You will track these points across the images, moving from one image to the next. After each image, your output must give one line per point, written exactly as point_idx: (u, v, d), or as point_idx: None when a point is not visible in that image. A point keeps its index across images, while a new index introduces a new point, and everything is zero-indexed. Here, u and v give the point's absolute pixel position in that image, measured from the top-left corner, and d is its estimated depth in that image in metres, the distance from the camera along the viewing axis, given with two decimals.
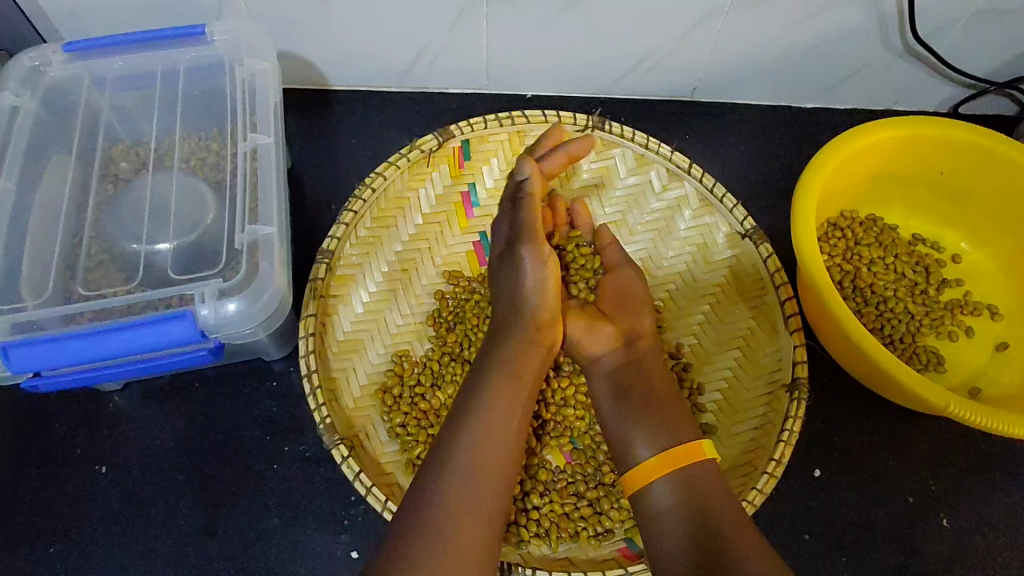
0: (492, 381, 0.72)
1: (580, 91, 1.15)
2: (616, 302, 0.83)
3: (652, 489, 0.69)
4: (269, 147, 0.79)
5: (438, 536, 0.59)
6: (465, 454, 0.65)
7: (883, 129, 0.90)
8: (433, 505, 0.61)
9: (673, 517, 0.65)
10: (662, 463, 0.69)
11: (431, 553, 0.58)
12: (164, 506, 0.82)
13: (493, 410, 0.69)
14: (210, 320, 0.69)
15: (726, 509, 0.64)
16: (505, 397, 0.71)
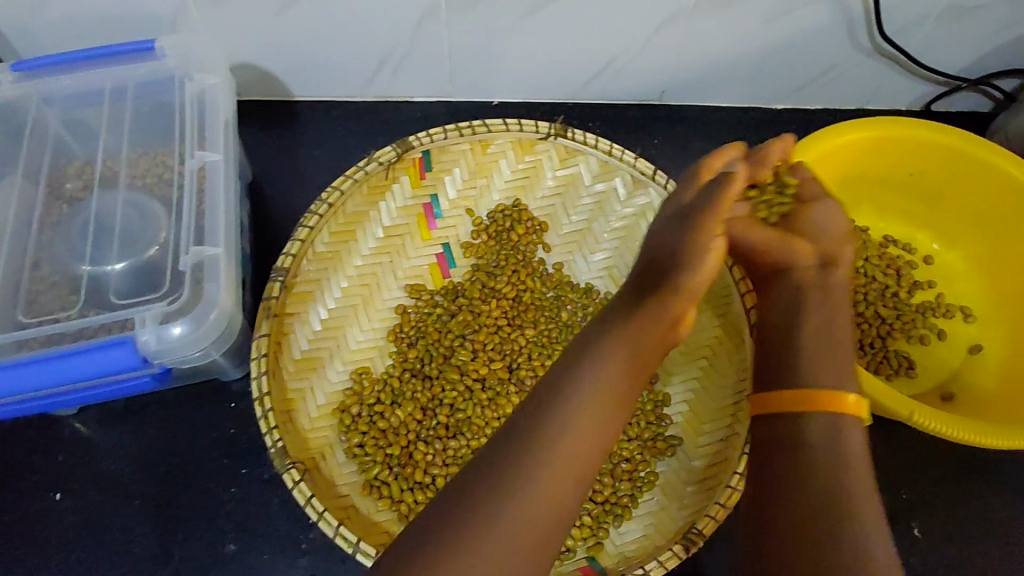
0: (611, 341, 0.62)
1: (548, 96, 1.13)
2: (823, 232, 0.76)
3: (800, 425, 0.66)
4: (217, 164, 0.78)
5: (517, 504, 0.55)
6: (567, 423, 0.58)
7: (850, 130, 0.89)
8: (519, 478, 0.55)
9: (794, 459, 0.65)
10: (796, 402, 0.67)
11: (504, 516, 0.54)
12: (120, 532, 0.80)
13: (604, 375, 0.60)
14: (152, 345, 0.68)
15: (863, 478, 0.63)
16: (623, 359, 0.61)
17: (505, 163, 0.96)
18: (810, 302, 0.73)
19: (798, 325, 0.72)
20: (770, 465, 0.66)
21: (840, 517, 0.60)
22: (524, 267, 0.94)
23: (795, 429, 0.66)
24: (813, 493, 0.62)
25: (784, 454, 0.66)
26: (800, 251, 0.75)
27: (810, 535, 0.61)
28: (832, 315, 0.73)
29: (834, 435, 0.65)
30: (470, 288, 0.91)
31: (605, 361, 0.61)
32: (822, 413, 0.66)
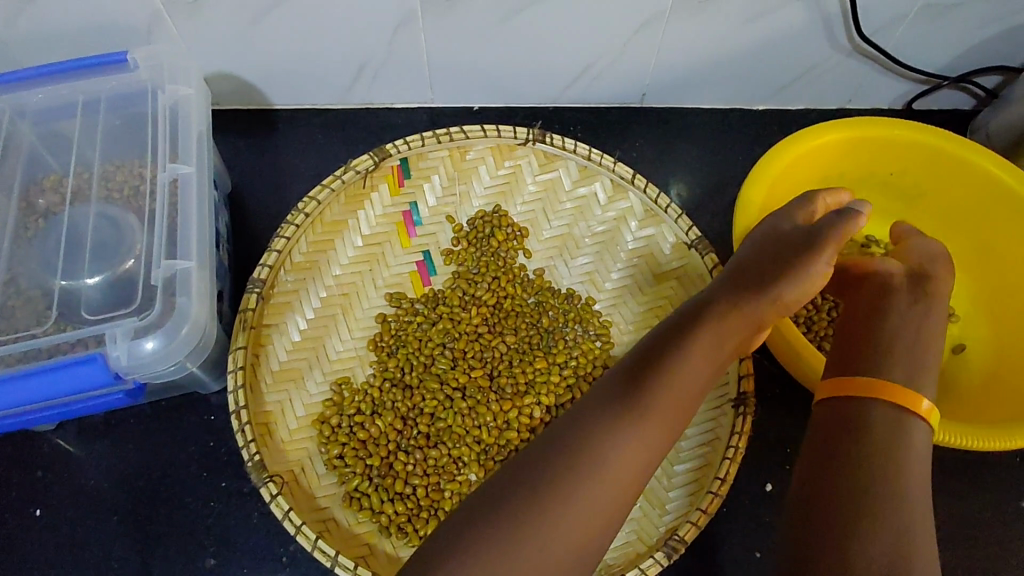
0: (693, 342, 0.65)
1: (528, 101, 1.13)
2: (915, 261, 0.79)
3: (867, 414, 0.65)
4: (190, 177, 0.77)
5: (591, 487, 0.57)
6: (640, 414, 0.61)
7: (826, 133, 0.90)
8: (597, 464, 0.58)
9: (851, 434, 0.64)
10: (870, 388, 0.66)
11: (580, 496, 0.57)
12: (99, 547, 0.79)
13: (685, 372, 0.63)
14: (123, 360, 0.67)
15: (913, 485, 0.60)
16: (701, 358, 0.65)
17: (485, 169, 0.96)
18: (897, 319, 0.72)
19: (894, 336, 0.71)
20: (837, 443, 0.63)
21: (881, 485, 0.59)
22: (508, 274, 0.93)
23: (862, 408, 0.65)
24: (868, 466, 0.61)
25: (846, 423, 0.65)
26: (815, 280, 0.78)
27: (855, 498, 0.59)
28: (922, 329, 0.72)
29: (898, 425, 0.64)
30: (450, 296, 0.91)
31: (689, 362, 0.64)
32: (891, 405, 0.65)
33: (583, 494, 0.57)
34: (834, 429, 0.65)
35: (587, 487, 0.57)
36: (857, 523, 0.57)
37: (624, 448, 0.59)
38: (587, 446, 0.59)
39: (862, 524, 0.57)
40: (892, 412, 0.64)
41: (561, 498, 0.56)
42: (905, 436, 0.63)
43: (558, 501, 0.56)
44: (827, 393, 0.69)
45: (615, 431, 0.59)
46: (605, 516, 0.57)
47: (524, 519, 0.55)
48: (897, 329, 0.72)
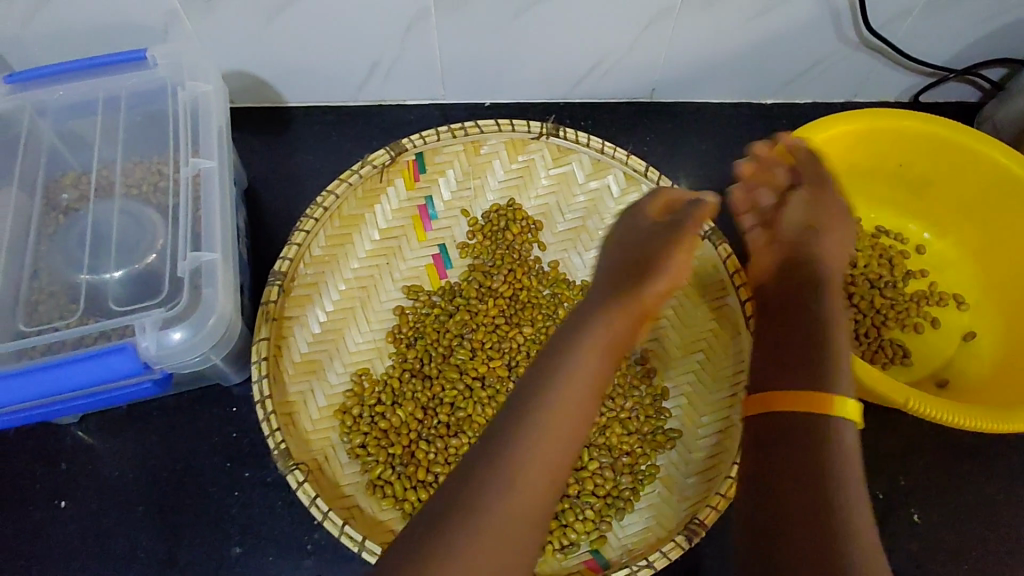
0: (588, 326, 0.61)
1: (538, 97, 1.14)
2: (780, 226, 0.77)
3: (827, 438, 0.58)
4: (211, 171, 0.78)
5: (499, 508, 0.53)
6: (546, 413, 0.56)
7: (839, 123, 0.90)
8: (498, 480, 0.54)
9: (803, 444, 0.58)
10: (802, 404, 0.60)
11: (481, 515, 0.53)
12: (124, 538, 0.80)
13: (580, 369, 0.58)
14: (152, 351, 0.68)
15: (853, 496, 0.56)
16: (596, 350, 0.60)
17: (498, 163, 0.97)
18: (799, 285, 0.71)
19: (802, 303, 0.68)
20: (772, 448, 0.60)
21: (836, 512, 0.54)
22: (524, 268, 0.94)
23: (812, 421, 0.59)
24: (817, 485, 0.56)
25: (779, 436, 0.60)
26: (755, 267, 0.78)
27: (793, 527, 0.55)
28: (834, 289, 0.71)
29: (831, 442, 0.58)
30: (466, 289, 0.92)
31: (581, 355, 0.59)
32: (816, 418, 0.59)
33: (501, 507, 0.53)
34: (781, 441, 0.59)
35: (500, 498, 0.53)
36: (825, 561, 0.52)
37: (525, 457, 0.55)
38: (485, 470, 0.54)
39: (833, 566, 0.51)
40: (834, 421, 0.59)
41: (475, 522, 0.52)
42: (830, 433, 0.59)
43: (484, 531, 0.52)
44: (756, 410, 0.63)
45: (510, 443, 0.55)
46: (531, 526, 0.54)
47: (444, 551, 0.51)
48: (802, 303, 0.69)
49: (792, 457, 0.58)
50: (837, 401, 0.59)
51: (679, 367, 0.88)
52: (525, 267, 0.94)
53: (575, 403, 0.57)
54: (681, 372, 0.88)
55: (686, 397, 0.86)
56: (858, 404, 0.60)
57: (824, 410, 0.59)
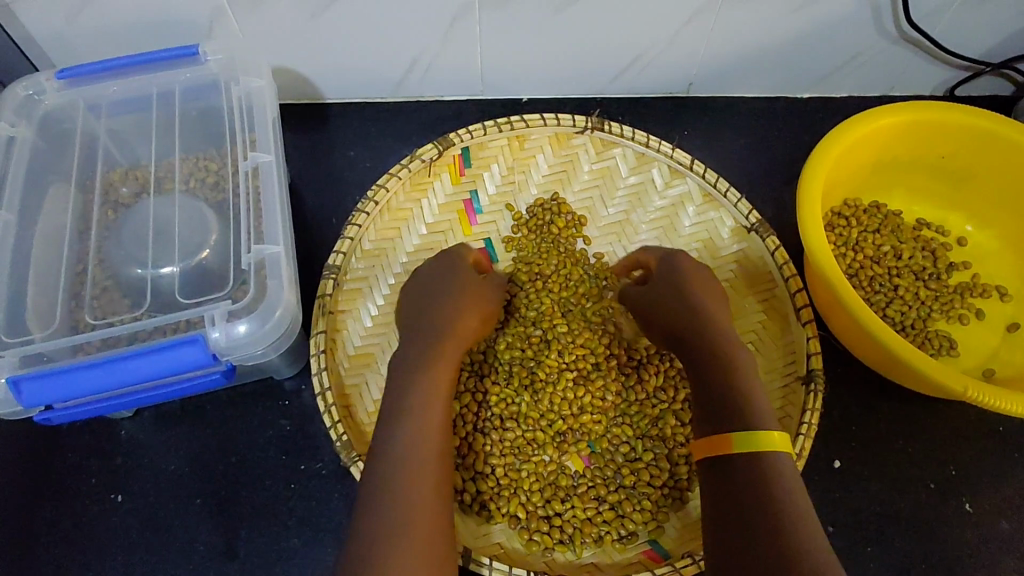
0: (422, 363, 0.72)
1: (576, 92, 1.14)
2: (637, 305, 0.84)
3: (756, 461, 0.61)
4: (270, 164, 0.80)
5: (400, 508, 0.60)
6: (415, 428, 0.66)
7: (884, 116, 0.90)
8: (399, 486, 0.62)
9: (733, 485, 0.61)
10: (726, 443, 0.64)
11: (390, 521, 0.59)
12: (182, 531, 0.81)
13: (427, 387, 0.70)
14: (222, 342, 0.70)
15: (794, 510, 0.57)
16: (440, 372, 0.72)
17: (543, 157, 0.97)
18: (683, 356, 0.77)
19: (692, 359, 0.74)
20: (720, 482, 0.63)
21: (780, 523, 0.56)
22: (579, 261, 0.93)
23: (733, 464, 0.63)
24: (760, 519, 0.57)
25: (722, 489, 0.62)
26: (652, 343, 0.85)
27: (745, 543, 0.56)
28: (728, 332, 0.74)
29: (761, 474, 0.60)
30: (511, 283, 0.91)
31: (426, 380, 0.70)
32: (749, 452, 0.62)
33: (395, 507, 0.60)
34: (720, 496, 0.62)
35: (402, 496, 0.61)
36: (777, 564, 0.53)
37: (412, 462, 0.63)
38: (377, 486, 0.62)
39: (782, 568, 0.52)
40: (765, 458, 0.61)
41: (377, 525, 0.59)
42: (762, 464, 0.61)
43: (395, 535, 0.59)
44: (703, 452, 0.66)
45: (392, 468, 0.63)
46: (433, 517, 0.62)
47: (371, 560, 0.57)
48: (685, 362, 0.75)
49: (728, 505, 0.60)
50: (732, 440, 0.63)
51: None
52: (580, 258, 0.93)
53: (438, 415, 0.69)
54: None
55: None
56: (783, 435, 0.63)
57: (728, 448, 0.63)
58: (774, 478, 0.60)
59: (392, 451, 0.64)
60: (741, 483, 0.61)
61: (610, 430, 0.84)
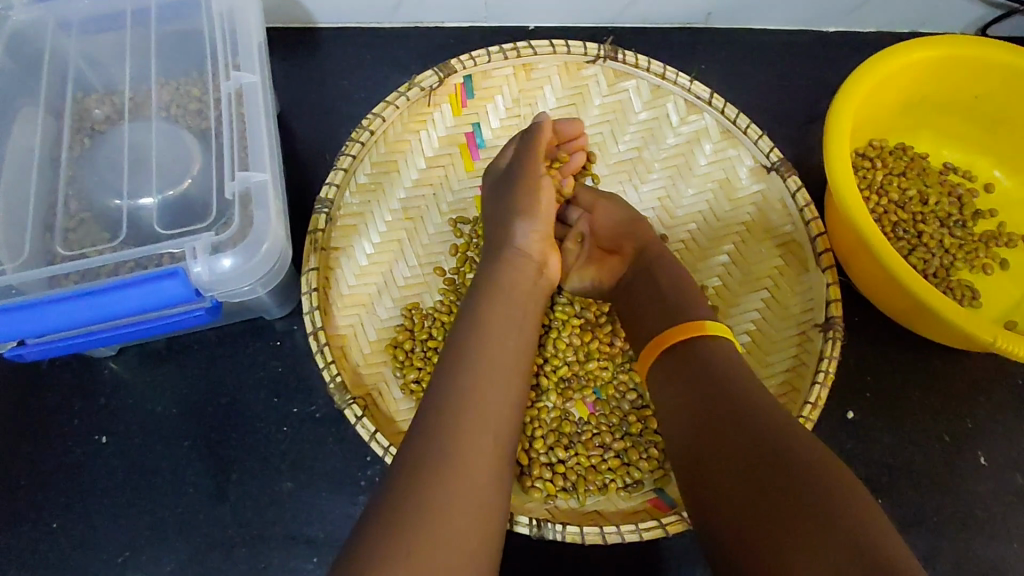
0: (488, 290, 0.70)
1: (586, 21, 1.05)
2: (609, 237, 0.79)
3: (719, 352, 0.63)
4: (255, 86, 0.74)
5: (460, 429, 0.57)
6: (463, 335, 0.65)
7: (920, 49, 0.83)
8: (456, 379, 0.61)
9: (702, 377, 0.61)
10: (689, 335, 0.65)
11: (454, 436, 0.57)
12: (171, 473, 0.78)
13: (490, 312, 0.67)
14: (204, 277, 0.66)
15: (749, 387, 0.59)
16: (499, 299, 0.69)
17: (550, 89, 0.89)
18: (641, 275, 0.74)
19: (648, 283, 0.73)
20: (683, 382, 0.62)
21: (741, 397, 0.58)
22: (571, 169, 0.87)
23: (695, 350, 0.64)
24: (724, 402, 0.58)
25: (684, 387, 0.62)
26: (612, 264, 0.78)
27: (712, 419, 0.57)
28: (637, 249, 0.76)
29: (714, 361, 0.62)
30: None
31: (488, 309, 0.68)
32: (709, 344, 0.64)
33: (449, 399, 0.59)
34: (681, 390, 0.62)
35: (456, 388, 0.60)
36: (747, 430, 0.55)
37: (478, 390, 0.60)
38: (442, 403, 0.59)
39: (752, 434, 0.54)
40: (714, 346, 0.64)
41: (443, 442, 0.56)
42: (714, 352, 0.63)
43: (443, 436, 0.56)
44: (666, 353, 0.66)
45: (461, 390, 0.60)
46: (496, 408, 0.61)
47: (436, 447, 0.56)
48: (640, 292, 0.73)
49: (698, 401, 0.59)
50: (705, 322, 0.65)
51: (741, 305, 0.86)
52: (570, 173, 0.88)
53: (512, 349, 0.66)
54: (744, 310, 0.85)
55: (750, 335, 0.84)
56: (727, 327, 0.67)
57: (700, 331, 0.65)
58: (726, 360, 0.62)
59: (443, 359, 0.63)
60: (706, 371, 0.61)
61: (617, 376, 0.80)
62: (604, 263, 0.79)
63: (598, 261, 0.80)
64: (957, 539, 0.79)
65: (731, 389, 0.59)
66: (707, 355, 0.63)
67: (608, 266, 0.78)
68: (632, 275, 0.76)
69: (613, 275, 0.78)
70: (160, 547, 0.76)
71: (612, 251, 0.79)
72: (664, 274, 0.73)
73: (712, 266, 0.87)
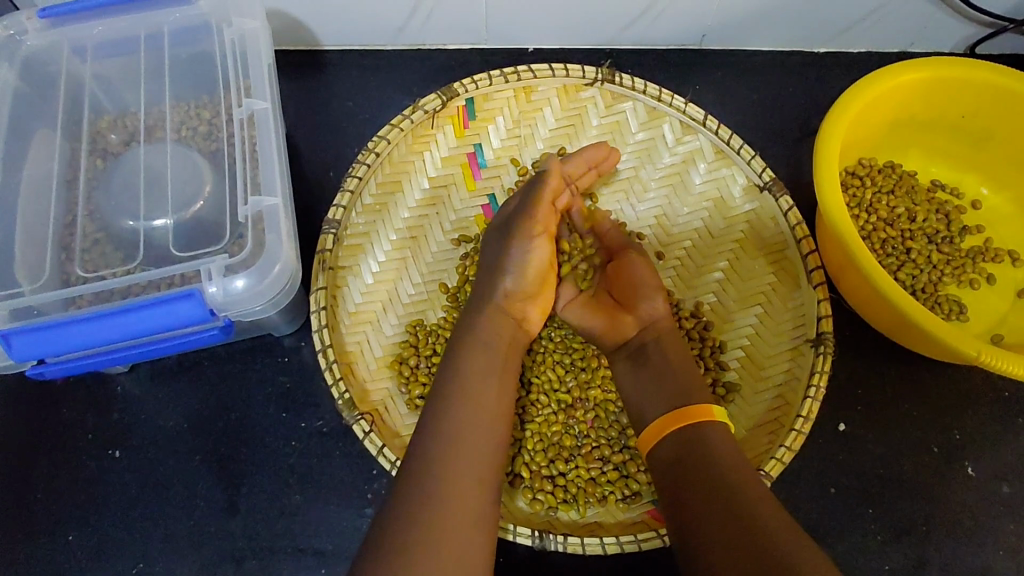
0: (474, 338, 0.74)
1: (584, 42, 1.08)
2: (627, 294, 0.80)
3: (712, 429, 0.67)
4: (265, 112, 0.77)
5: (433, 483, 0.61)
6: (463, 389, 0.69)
7: (908, 71, 0.86)
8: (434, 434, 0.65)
9: (697, 459, 0.64)
10: (697, 415, 0.68)
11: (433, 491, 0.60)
12: (182, 487, 0.80)
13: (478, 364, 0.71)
14: (219, 297, 0.69)
15: (742, 475, 0.61)
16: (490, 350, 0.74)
17: (550, 110, 0.92)
18: (649, 349, 0.76)
19: (660, 358, 0.75)
20: (679, 462, 0.65)
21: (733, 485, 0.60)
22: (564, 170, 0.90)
23: (697, 430, 0.67)
24: (715, 485, 0.61)
25: (679, 466, 0.65)
26: (623, 323, 0.79)
27: (704, 499, 0.60)
28: (642, 321, 0.78)
29: (706, 442, 0.65)
30: None
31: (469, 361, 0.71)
32: (712, 423, 0.67)
33: (434, 480, 0.61)
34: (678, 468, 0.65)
35: (444, 441, 0.64)
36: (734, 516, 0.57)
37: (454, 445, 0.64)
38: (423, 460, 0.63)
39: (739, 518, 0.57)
40: (712, 427, 0.67)
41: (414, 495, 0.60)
42: (705, 434, 0.66)
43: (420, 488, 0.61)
44: (671, 425, 0.68)
45: (438, 444, 0.64)
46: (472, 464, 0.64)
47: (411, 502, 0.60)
48: (651, 364, 0.75)
49: (691, 475, 0.63)
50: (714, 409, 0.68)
51: (735, 321, 0.88)
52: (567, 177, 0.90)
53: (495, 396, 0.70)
54: (739, 326, 0.88)
55: (744, 350, 0.87)
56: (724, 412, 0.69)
57: (710, 416, 0.68)
58: (721, 444, 0.65)
59: (442, 427, 0.65)
60: (706, 453, 0.64)
61: (618, 392, 0.82)
62: (615, 320, 0.79)
63: (602, 309, 0.81)
64: (946, 547, 0.81)
65: (724, 475, 0.61)
66: (708, 434, 0.66)
67: (616, 321, 0.79)
68: (640, 342, 0.78)
69: (614, 333, 0.79)
70: (172, 559, 0.78)
71: (622, 307, 0.80)
72: (674, 352, 0.76)
73: (708, 283, 0.90)
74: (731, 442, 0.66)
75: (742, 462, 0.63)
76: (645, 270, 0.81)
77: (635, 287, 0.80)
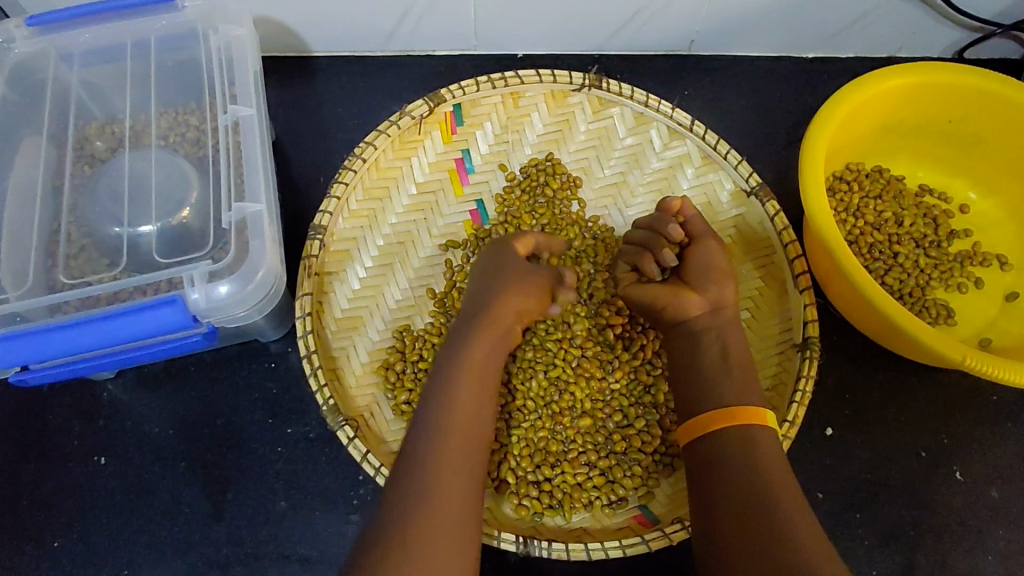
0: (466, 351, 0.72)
1: (574, 48, 1.08)
2: (697, 275, 0.76)
3: (757, 434, 0.66)
4: (251, 118, 0.77)
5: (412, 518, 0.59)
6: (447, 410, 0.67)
7: (892, 77, 0.86)
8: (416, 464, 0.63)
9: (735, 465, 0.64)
10: (747, 415, 0.66)
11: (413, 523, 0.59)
12: (167, 494, 0.80)
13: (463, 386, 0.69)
14: (202, 303, 0.69)
15: (783, 491, 0.61)
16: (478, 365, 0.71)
17: (537, 116, 0.92)
18: (707, 335, 0.74)
19: (715, 350, 0.73)
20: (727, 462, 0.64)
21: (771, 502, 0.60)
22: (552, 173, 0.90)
23: (742, 433, 0.66)
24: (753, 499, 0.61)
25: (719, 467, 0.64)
26: (689, 301, 0.75)
27: (741, 511, 0.61)
28: (713, 302, 0.75)
29: (751, 447, 0.64)
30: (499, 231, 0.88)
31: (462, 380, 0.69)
32: (759, 427, 0.66)
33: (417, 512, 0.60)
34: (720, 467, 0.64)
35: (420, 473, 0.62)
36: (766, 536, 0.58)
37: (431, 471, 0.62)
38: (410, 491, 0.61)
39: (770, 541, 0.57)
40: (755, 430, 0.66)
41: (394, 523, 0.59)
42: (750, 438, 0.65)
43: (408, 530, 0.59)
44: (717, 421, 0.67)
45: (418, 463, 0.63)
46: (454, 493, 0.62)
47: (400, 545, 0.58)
48: (700, 354, 0.73)
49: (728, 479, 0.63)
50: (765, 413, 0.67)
51: None
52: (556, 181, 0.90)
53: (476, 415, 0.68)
54: None
55: None
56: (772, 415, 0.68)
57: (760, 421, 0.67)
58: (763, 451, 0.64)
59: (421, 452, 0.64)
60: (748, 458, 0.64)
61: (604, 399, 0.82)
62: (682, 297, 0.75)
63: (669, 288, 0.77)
64: (934, 552, 0.81)
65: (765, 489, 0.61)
66: (752, 441, 0.65)
67: (681, 300, 0.75)
68: (698, 325, 0.75)
69: (677, 312, 0.75)
70: (158, 566, 0.78)
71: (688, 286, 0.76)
72: (733, 344, 0.73)
73: None
74: (775, 450, 0.65)
75: (784, 475, 0.63)
76: (718, 258, 0.77)
77: (701, 271, 0.77)
